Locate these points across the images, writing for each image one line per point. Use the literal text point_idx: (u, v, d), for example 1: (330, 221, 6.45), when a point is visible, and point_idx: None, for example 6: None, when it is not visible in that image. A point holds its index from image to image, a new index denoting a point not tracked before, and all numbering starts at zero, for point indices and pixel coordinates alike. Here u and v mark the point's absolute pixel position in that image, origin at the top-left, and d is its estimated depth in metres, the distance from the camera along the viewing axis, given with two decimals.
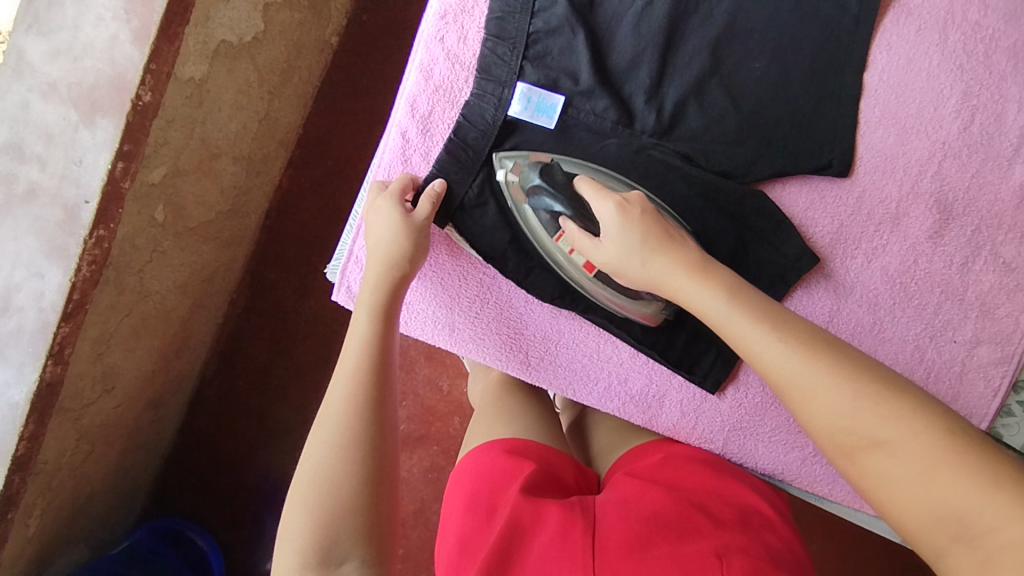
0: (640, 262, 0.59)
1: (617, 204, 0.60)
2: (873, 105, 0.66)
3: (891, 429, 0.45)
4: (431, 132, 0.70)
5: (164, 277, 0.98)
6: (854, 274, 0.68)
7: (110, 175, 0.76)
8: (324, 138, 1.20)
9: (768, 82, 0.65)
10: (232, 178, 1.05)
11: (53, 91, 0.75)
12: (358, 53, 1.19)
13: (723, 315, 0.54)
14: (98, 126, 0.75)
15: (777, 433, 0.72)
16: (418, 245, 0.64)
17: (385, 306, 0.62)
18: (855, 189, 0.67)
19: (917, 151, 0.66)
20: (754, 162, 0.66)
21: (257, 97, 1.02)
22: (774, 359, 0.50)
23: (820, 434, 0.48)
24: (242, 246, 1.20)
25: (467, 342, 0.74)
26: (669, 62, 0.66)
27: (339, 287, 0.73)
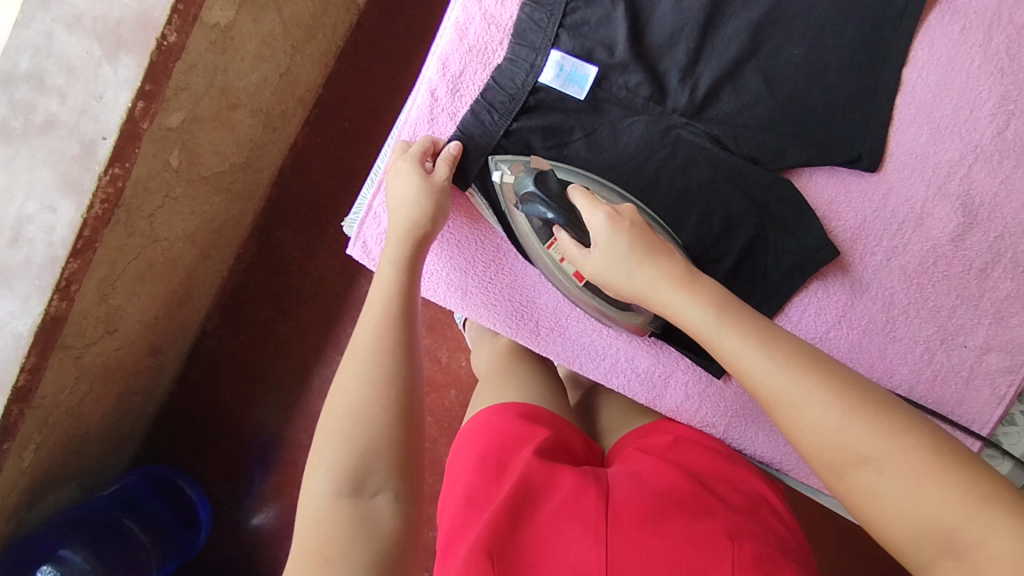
0: (627, 273, 0.58)
1: (608, 215, 0.59)
2: (909, 102, 0.66)
3: (882, 446, 0.44)
4: (460, 93, 0.69)
5: (174, 224, 0.98)
6: (872, 271, 0.68)
7: (130, 114, 0.75)
8: (343, 99, 1.19)
9: (806, 69, 0.64)
10: (249, 130, 1.04)
11: (78, 24, 0.74)
12: (384, 16, 1.17)
13: (712, 329, 0.53)
14: (121, 63, 0.74)
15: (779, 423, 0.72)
16: (439, 205, 0.64)
17: (409, 260, 0.61)
18: (882, 185, 0.67)
19: (949, 152, 0.66)
20: (783, 149, 0.65)
21: (280, 50, 1.01)
22: (763, 378, 0.49)
23: (808, 450, 0.47)
24: (254, 201, 1.19)
25: (479, 308, 0.73)
26: (707, 42, 0.65)
27: (356, 240, 0.73)
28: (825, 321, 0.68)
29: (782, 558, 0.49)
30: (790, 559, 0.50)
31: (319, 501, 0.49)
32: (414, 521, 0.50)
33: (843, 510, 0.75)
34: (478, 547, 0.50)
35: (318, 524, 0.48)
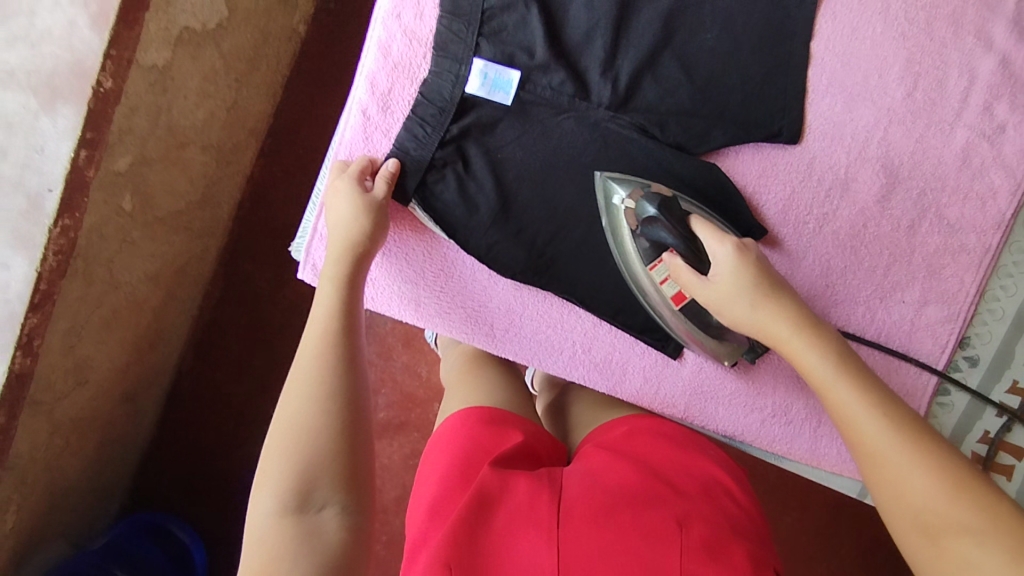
0: (749, 308, 0.62)
1: (734, 245, 0.62)
2: (820, 74, 0.68)
3: (982, 524, 0.49)
4: (391, 110, 0.70)
5: (134, 268, 0.97)
6: (807, 240, 0.70)
7: (74, 164, 0.74)
8: (295, 128, 1.20)
9: (719, 53, 0.67)
10: (202, 167, 1.05)
11: (10, 78, 0.73)
12: (327, 41, 1.19)
13: (829, 379, 0.58)
14: (59, 114, 0.74)
15: (736, 395, 0.74)
16: (377, 222, 0.65)
17: (350, 277, 0.63)
18: (806, 155, 0.69)
19: (864, 117, 0.68)
20: (706, 132, 0.67)
21: (224, 86, 1.01)
22: (878, 438, 0.55)
23: (904, 510, 0.53)
24: (216, 237, 1.19)
25: (434, 317, 0.74)
26: (623, 35, 0.67)
27: (305, 264, 0.74)
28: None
29: (731, 540, 0.52)
30: (741, 541, 0.52)
31: (264, 522, 0.49)
32: (364, 532, 0.51)
33: (808, 472, 0.77)
34: (438, 561, 0.51)
35: (263, 544, 0.48)
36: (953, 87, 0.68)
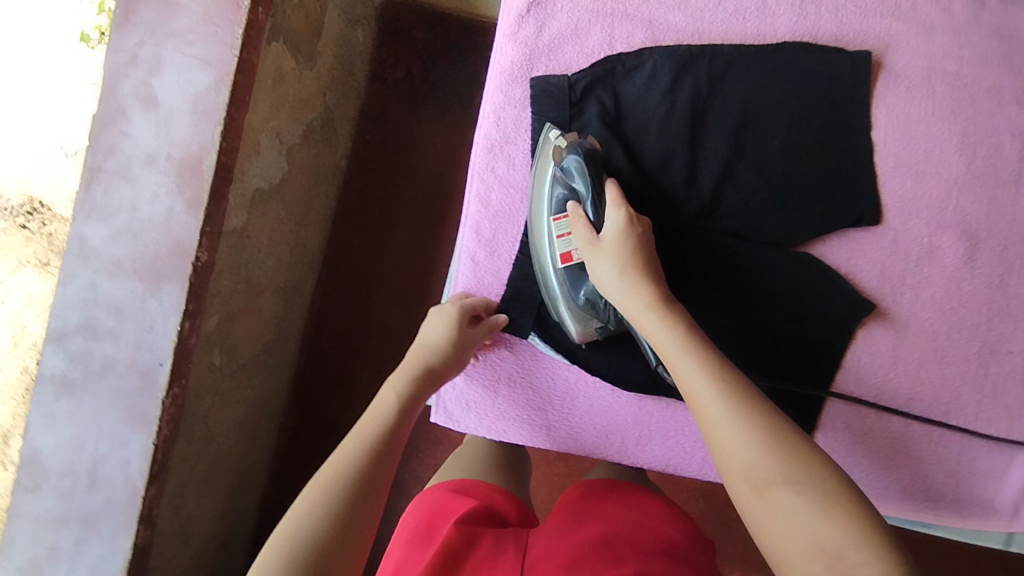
0: (617, 277, 0.64)
1: (625, 215, 0.65)
2: (886, 157, 0.72)
3: (803, 477, 0.50)
4: (497, 252, 0.76)
5: (225, 417, 1.01)
6: (907, 309, 0.72)
7: (179, 334, 0.79)
8: (348, 254, 1.27)
9: (789, 155, 0.71)
10: (272, 308, 1.10)
11: (118, 268, 0.79)
12: (368, 170, 1.27)
13: (675, 351, 0.59)
14: (165, 293, 0.79)
15: (872, 470, 0.73)
16: (457, 351, 0.71)
17: (409, 401, 0.66)
18: (889, 234, 0.72)
19: (935, 190, 0.72)
20: (795, 228, 0.71)
21: (287, 231, 1.08)
22: (709, 399, 0.55)
23: (736, 471, 0.52)
24: (287, 370, 1.23)
25: (566, 439, 0.77)
26: (699, 152, 0.71)
27: (438, 408, 0.78)
28: (881, 363, 0.72)
29: None
30: None
31: None
32: None
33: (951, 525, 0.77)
34: None
35: None
36: (1009, 150, 0.72)
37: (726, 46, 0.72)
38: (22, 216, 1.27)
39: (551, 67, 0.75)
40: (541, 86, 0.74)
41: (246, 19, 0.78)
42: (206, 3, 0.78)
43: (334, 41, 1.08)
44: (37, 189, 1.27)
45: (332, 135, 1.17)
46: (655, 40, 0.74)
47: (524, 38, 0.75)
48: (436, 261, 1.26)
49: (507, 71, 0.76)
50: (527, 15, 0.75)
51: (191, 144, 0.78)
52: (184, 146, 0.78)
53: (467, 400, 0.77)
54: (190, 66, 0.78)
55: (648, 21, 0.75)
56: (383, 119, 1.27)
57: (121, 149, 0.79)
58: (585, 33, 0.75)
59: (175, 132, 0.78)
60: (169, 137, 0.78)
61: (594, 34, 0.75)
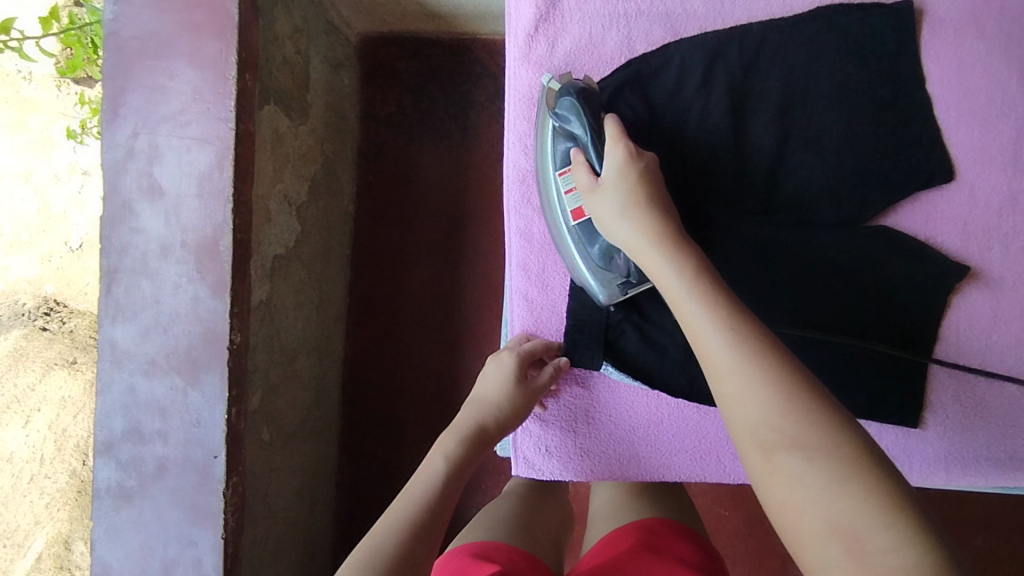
0: (618, 217, 0.59)
1: (620, 153, 0.60)
2: (946, 109, 0.67)
3: (819, 440, 0.42)
4: (549, 286, 0.73)
5: (283, 491, 0.98)
6: (998, 264, 0.67)
7: (228, 422, 0.76)
8: (372, 298, 1.24)
9: (842, 127, 0.66)
10: (309, 370, 1.07)
11: (154, 366, 0.76)
12: (376, 211, 1.24)
13: (680, 294, 0.52)
14: (205, 382, 0.76)
15: (994, 443, 0.67)
16: (512, 406, 0.68)
17: (461, 465, 0.63)
18: (964, 188, 0.67)
19: (1005, 134, 0.67)
20: (863, 203, 0.66)
21: (310, 290, 1.05)
22: (716, 344, 0.48)
23: (740, 424, 0.46)
24: (333, 428, 1.20)
25: (659, 468, 0.73)
26: (746, 141, 0.67)
27: (517, 460, 0.74)
28: (981, 327, 0.67)
29: None
30: None
31: None
32: None
33: None
34: None
35: None
36: None
37: (754, 24, 0.69)
38: (41, 318, 1.24)
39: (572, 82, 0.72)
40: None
41: (236, 89, 0.75)
42: (194, 80, 0.75)
43: (321, 90, 1.05)
44: (51, 289, 1.26)
45: (336, 183, 1.14)
46: (676, 33, 0.71)
47: (537, 58, 0.72)
48: (463, 292, 1.22)
49: (527, 96, 0.73)
50: (536, 33, 0.72)
51: (205, 227, 0.75)
52: (197, 231, 0.75)
53: (547, 447, 0.73)
54: (189, 148, 0.75)
55: (664, 14, 0.72)
56: (382, 157, 1.24)
57: (133, 246, 0.76)
58: (601, 40, 0.72)
59: (186, 218, 0.76)
60: (181, 224, 0.76)
61: (610, 40, 0.72)
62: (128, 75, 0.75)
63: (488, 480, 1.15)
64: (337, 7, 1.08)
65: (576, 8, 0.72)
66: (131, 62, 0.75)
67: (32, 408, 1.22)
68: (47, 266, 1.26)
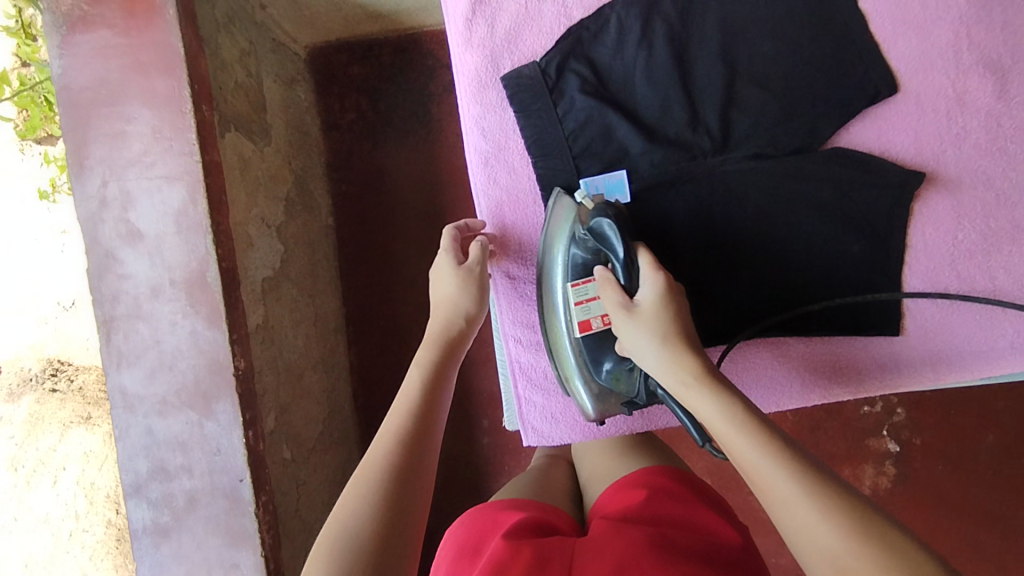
0: (654, 350, 0.60)
1: (657, 284, 0.61)
2: (881, 24, 0.68)
3: (899, 562, 0.45)
4: (529, 261, 0.75)
5: (315, 503, 1.00)
6: (955, 165, 0.68)
7: (247, 445, 0.78)
8: (368, 304, 1.26)
9: (783, 59, 0.68)
10: (318, 383, 1.09)
11: (166, 405, 0.78)
12: (356, 219, 1.25)
13: (732, 434, 0.54)
14: (218, 411, 0.77)
15: (977, 336, 0.68)
16: (474, 294, 0.72)
17: (436, 361, 0.69)
18: (910, 97, 0.68)
19: (943, 36, 0.68)
20: (816, 127, 0.68)
21: (305, 306, 1.07)
22: (777, 480, 0.50)
23: (818, 564, 0.47)
24: (352, 437, 1.22)
25: (662, 415, 0.76)
26: (693, 91, 0.69)
27: (527, 431, 0.76)
28: (947, 230, 0.68)
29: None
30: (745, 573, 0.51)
31: None
32: None
33: None
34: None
35: None
36: None
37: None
38: (49, 380, 1.25)
39: (516, 59, 0.72)
40: (514, 82, 0.71)
41: (195, 121, 0.76)
42: (151, 119, 0.76)
43: (279, 109, 1.05)
44: (52, 350, 1.26)
45: (311, 199, 1.15)
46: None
47: (479, 41, 0.72)
48: None
49: (475, 80, 0.73)
50: (474, 16, 0.72)
51: (190, 261, 0.77)
52: (183, 267, 0.77)
53: (552, 412, 0.75)
54: (160, 187, 0.76)
55: None
56: (351, 165, 1.25)
57: (123, 292, 0.77)
58: (538, 13, 0.72)
59: (170, 256, 0.77)
60: (166, 263, 0.77)
61: (547, 10, 0.72)
62: (88, 127, 0.76)
63: (511, 461, 1.18)
64: (279, 24, 1.08)
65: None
66: (88, 112, 0.76)
67: (58, 467, 1.24)
68: (45, 328, 1.25)
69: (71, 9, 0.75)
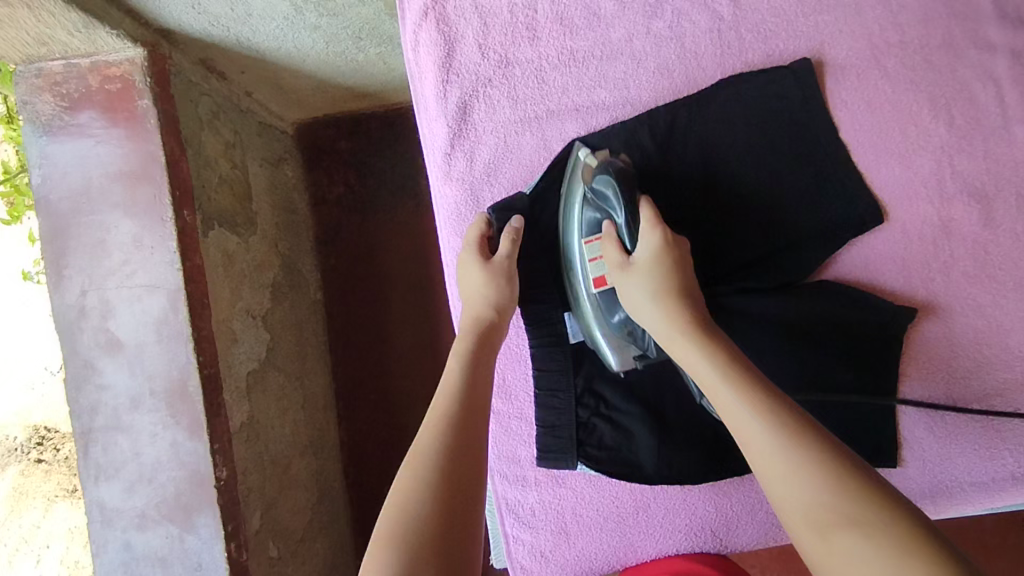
0: (651, 303, 0.60)
1: (658, 235, 0.62)
2: (863, 152, 0.69)
3: (871, 516, 0.42)
4: (513, 394, 0.72)
5: None
6: (945, 292, 0.68)
7: (230, 558, 0.76)
8: (358, 379, 1.24)
9: (764, 189, 0.69)
10: (307, 469, 1.06)
11: (145, 518, 0.75)
12: (346, 292, 1.24)
13: (716, 384, 0.52)
14: (199, 524, 0.75)
15: (974, 466, 0.68)
16: (504, 285, 0.65)
17: (473, 351, 0.61)
18: (896, 226, 0.69)
19: (925, 164, 0.68)
20: (800, 257, 0.69)
21: (293, 392, 1.05)
22: (755, 430, 0.49)
23: (792, 512, 0.45)
24: (343, 516, 1.19)
25: (657, 552, 0.72)
26: (676, 220, 0.70)
27: (516, 569, 0.73)
28: (943, 360, 0.68)
29: None
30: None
31: None
32: None
33: None
34: None
35: None
36: (985, 99, 0.68)
37: (661, 108, 0.70)
38: (35, 450, 1.09)
39: (497, 191, 0.72)
40: (502, 213, 0.70)
41: (175, 229, 0.75)
42: (132, 228, 0.75)
43: (265, 192, 1.05)
44: (39, 416, 1.09)
45: (299, 278, 1.13)
46: (590, 126, 0.72)
47: (458, 174, 0.72)
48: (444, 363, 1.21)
49: (455, 213, 0.72)
50: (452, 150, 0.72)
51: (171, 371, 0.75)
52: (164, 377, 0.75)
53: (542, 551, 0.72)
54: (140, 296, 0.75)
55: (575, 109, 0.72)
56: (340, 238, 1.24)
57: (102, 403, 0.76)
58: (517, 146, 0.72)
59: (150, 365, 0.75)
60: (147, 373, 0.75)
61: (526, 143, 0.72)
62: (67, 236, 0.75)
63: None
64: (265, 106, 1.08)
65: (487, 118, 0.72)
66: (67, 222, 0.75)
67: (41, 545, 1.06)
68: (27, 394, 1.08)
69: (52, 118, 0.75)
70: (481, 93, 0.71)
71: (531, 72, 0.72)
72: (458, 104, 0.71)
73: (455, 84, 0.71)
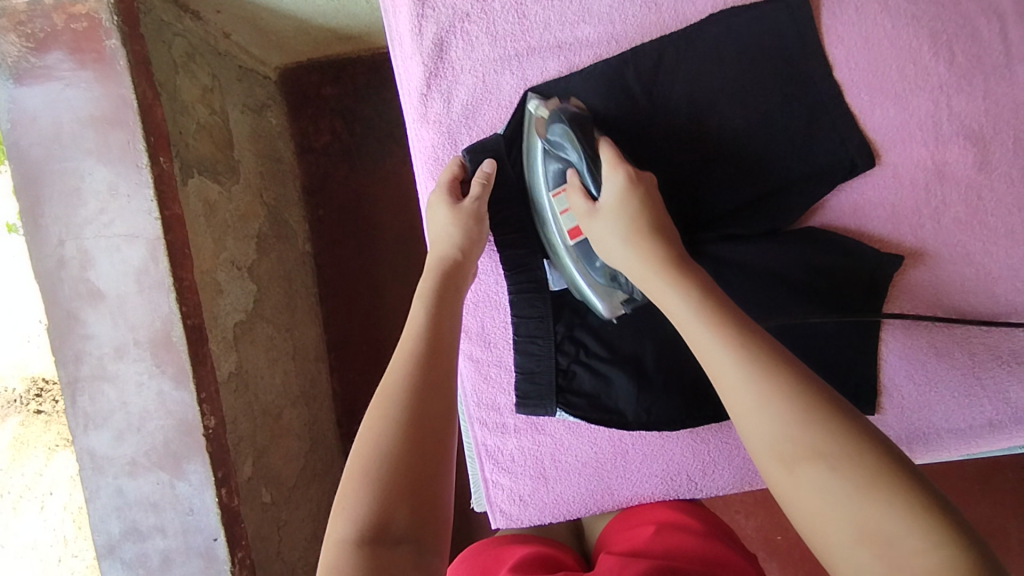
0: (620, 242, 0.60)
1: (625, 175, 0.60)
2: (858, 93, 0.66)
3: (836, 448, 0.43)
4: (492, 342, 0.72)
5: (297, 542, 0.99)
6: (935, 240, 0.67)
7: (221, 504, 0.77)
8: (348, 330, 1.23)
9: (754, 130, 0.66)
10: (299, 418, 1.08)
11: (136, 466, 0.76)
12: (334, 242, 1.22)
13: (688, 321, 0.52)
14: (189, 471, 0.76)
15: (953, 413, 0.69)
16: (473, 227, 0.64)
17: (436, 290, 0.60)
18: (888, 169, 0.67)
19: (923, 106, 0.66)
20: (788, 204, 0.67)
21: (281, 342, 1.05)
22: (729, 369, 0.48)
23: (760, 446, 0.46)
24: (337, 463, 1.21)
25: (632, 497, 0.73)
26: (664, 163, 0.68)
27: (495, 513, 0.74)
28: (928, 305, 0.68)
29: None
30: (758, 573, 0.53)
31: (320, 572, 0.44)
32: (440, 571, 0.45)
33: None
34: None
35: None
36: (988, 35, 0.65)
37: (647, 44, 0.67)
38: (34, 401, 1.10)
39: (476, 134, 0.70)
40: (475, 158, 0.68)
41: (150, 175, 0.73)
42: (108, 175, 0.73)
43: (247, 140, 1.02)
44: (37, 367, 1.09)
45: (285, 230, 1.12)
46: (572, 64, 0.69)
47: (436, 116, 0.69)
48: None
49: (433, 157, 0.70)
50: (429, 90, 0.69)
51: (153, 321, 0.75)
52: (147, 326, 0.75)
53: (520, 495, 0.74)
54: (119, 245, 0.74)
55: (558, 46, 0.69)
56: (328, 188, 1.21)
57: (87, 352, 0.75)
58: (496, 85, 0.69)
59: (132, 314, 0.74)
60: (129, 323, 0.75)
61: (506, 82, 0.69)
62: (40, 183, 0.73)
63: None
64: (245, 49, 1.03)
65: (465, 56, 0.69)
66: (40, 169, 0.73)
67: (44, 492, 1.07)
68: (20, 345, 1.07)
69: (18, 59, 0.71)
70: (459, 29, 0.68)
71: (511, 5, 0.68)
72: (435, 42, 0.68)
73: (430, 18, 0.68)
